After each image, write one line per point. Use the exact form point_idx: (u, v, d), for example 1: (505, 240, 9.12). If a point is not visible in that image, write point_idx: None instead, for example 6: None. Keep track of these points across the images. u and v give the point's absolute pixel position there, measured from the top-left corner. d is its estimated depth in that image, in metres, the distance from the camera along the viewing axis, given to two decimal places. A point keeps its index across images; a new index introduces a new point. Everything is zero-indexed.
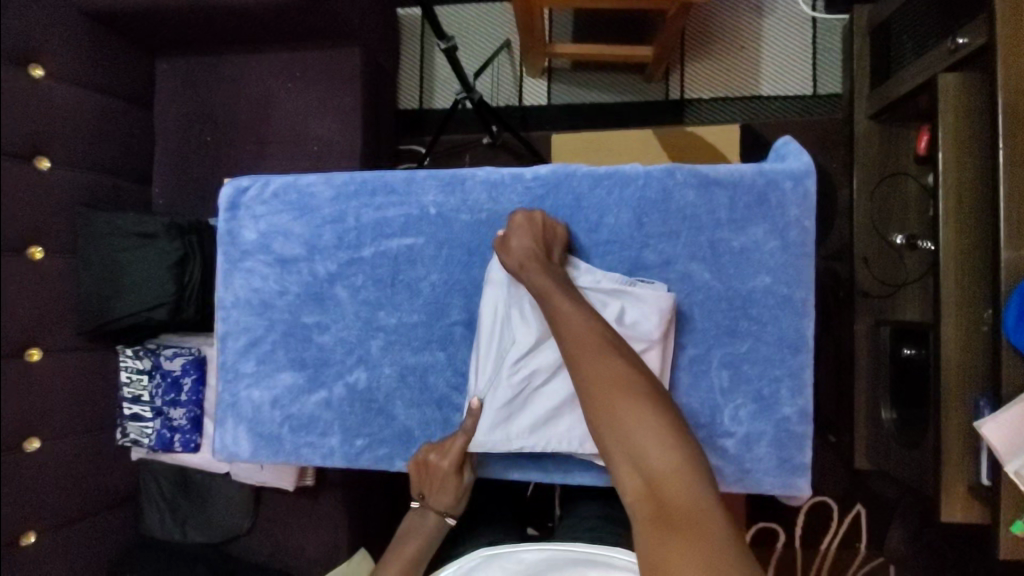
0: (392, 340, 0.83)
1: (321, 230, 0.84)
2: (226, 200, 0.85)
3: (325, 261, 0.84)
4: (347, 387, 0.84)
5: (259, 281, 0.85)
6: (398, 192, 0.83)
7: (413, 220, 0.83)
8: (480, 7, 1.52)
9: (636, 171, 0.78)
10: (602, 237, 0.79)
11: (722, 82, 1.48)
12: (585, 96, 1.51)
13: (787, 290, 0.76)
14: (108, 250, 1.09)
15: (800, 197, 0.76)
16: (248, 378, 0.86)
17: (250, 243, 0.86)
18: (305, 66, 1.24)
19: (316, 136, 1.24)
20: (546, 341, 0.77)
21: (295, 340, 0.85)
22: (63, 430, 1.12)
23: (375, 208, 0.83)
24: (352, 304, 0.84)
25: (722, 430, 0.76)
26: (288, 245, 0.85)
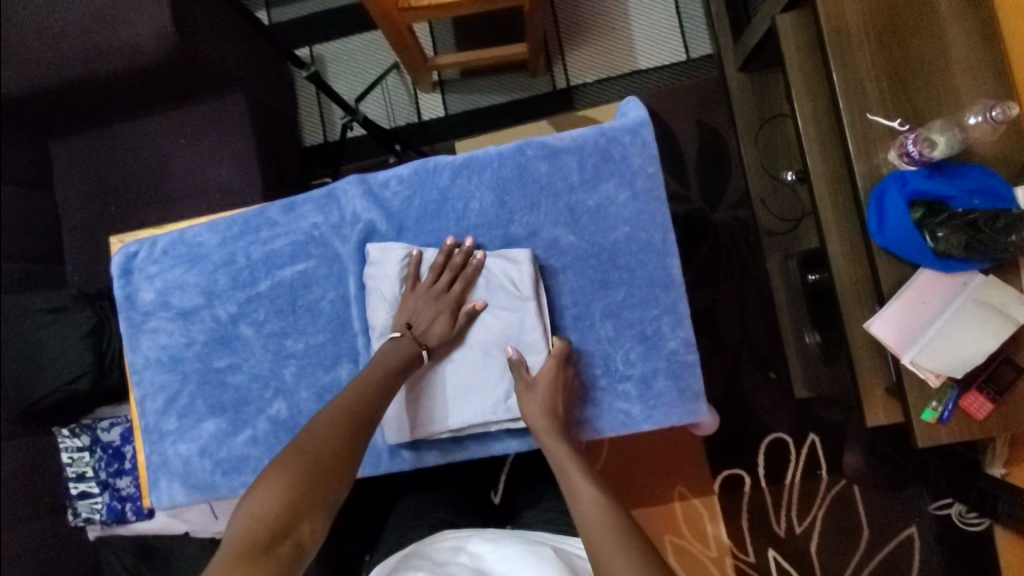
0: (303, 364, 0.90)
1: (216, 276, 0.92)
2: (119, 267, 0.94)
3: (224, 304, 0.92)
4: (269, 419, 0.90)
5: (165, 338, 0.93)
6: (281, 224, 0.91)
7: (301, 245, 0.91)
8: (363, 36, 1.58)
9: (490, 155, 0.87)
10: (471, 222, 0.88)
11: (602, 64, 1.56)
12: (478, 100, 1.58)
13: (646, 234, 0.86)
14: (24, 332, 1.09)
15: (639, 146, 0.86)
16: (173, 434, 0.92)
17: (149, 303, 0.93)
18: (194, 119, 1.28)
19: (216, 183, 1.27)
20: None
21: (210, 383, 0.92)
22: (14, 518, 1.14)
23: (261, 244, 0.91)
24: (258, 339, 0.91)
25: (621, 375, 0.86)
26: (186, 296, 0.93)
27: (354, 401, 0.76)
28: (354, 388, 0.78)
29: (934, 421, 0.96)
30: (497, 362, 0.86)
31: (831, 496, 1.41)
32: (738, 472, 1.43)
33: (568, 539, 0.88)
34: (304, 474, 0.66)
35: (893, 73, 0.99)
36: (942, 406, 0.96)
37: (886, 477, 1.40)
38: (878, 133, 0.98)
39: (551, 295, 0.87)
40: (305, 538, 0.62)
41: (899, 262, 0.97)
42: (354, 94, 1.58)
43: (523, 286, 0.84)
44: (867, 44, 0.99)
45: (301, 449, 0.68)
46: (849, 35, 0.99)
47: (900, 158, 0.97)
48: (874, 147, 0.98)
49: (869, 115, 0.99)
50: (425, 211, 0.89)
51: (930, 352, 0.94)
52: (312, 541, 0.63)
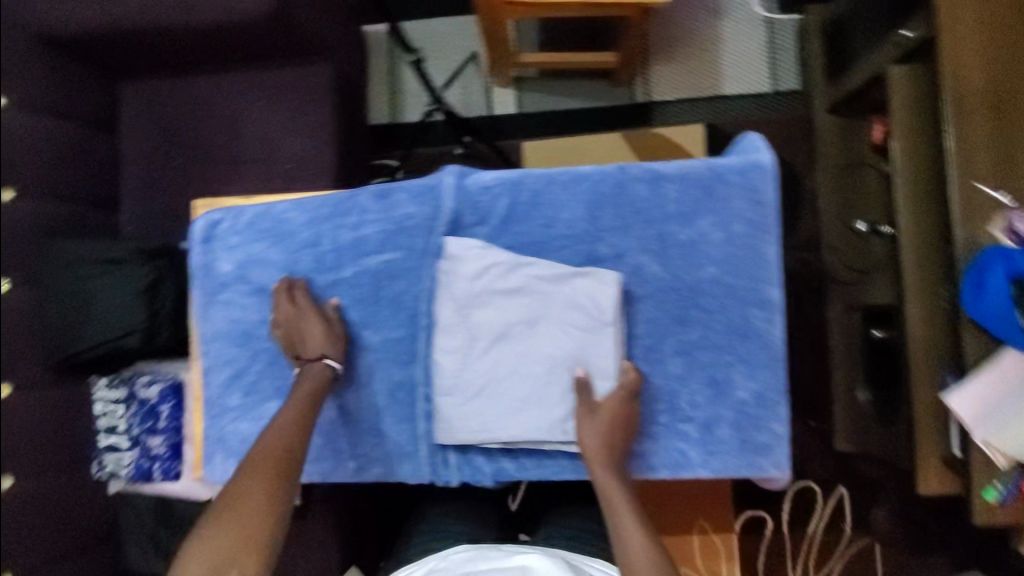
0: (377, 358, 0.87)
1: (298, 256, 0.90)
2: (201, 234, 0.92)
3: (303, 285, 0.90)
4: (336, 410, 0.87)
5: (239, 311, 0.91)
6: (372, 211, 0.87)
7: (391, 234, 0.87)
8: (445, 19, 1.55)
9: (589, 168, 0.79)
10: (558, 232, 0.79)
11: (686, 85, 1.53)
12: (552, 104, 1.56)
13: (733, 280, 0.77)
14: (74, 278, 1.05)
15: (747, 191, 0.77)
16: (233, 411, 0.91)
17: (227, 275, 0.92)
18: (273, 83, 1.25)
19: (288, 153, 1.24)
20: (501, 336, 0.76)
21: (277, 365, 0.90)
22: (33, 467, 1.11)
23: (350, 228, 0.88)
24: (334, 326, 0.88)
25: (682, 416, 0.78)
26: (265, 272, 0.90)
27: (270, 455, 0.75)
28: (260, 447, 0.75)
29: (994, 501, 0.94)
30: (560, 385, 0.75)
31: (852, 552, 1.40)
32: (761, 514, 1.43)
33: (589, 560, 0.87)
34: (232, 530, 0.68)
35: (1007, 145, 0.96)
36: (1004, 488, 0.94)
37: (911, 541, 1.39)
38: (983, 204, 0.96)
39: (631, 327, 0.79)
40: None
41: (985, 337, 0.95)
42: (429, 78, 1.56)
43: (604, 311, 0.74)
44: (985, 112, 0.96)
45: (230, 508, 0.69)
46: (969, 99, 0.96)
47: (1005, 234, 0.94)
48: (977, 217, 0.96)
49: (975, 182, 0.96)
50: (509, 213, 0.81)
51: (1006, 435, 0.92)
52: None
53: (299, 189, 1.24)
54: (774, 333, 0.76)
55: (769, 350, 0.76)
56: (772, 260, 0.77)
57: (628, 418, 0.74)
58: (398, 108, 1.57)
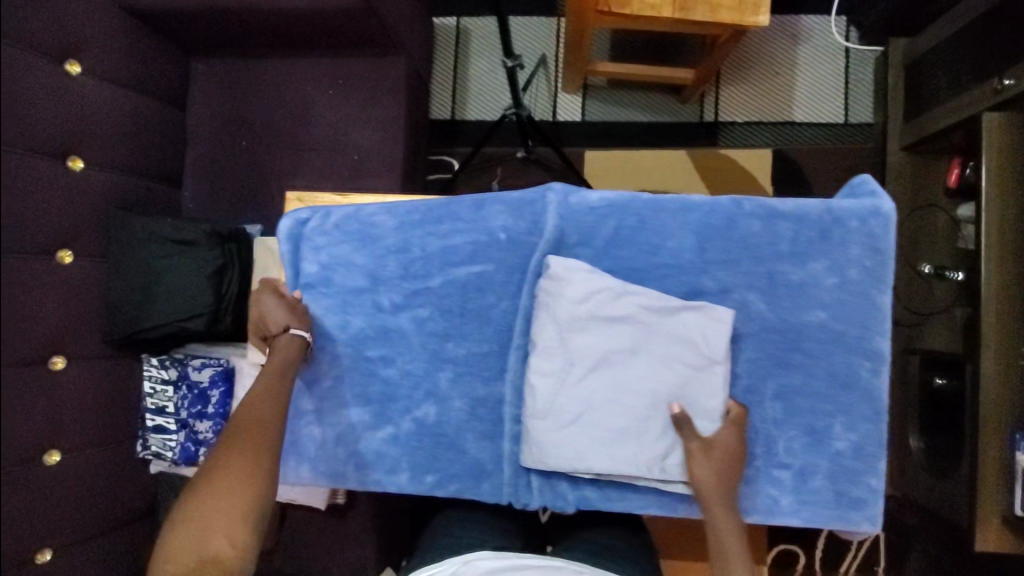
0: (460, 372, 0.88)
1: (386, 260, 0.89)
2: (288, 232, 0.91)
3: (390, 291, 0.89)
4: (415, 422, 0.88)
5: (319, 313, 0.90)
6: (467, 222, 0.87)
7: (482, 247, 0.86)
8: (517, 20, 1.53)
9: (701, 199, 0.80)
10: (661, 261, 0.80)
11: (758, 108, 1.50)
12: (619, 114, 1.52)
13: (842, 328, 0.78)
14: (144, 256, 1.05)
15: (864, 236, 0.77)
16: (308, 415, 0.90)
17: (312, 276, 0.91)
18: (349, 73, 1.22)
19: (358, 145, 1.22)
20: (602, 363, 0.77)
21: (358, 371, 0.89)
22: (84, 442, 1.08)
23: (441, 236, 0.87)
24: (418, 335, 0.89)
25: (778, 461, 0.79)
26: (350, 275, 0.90)
27: (247, 429, 0.78)
28: (240, 420, 0.78)
29: None
30: (659, 418, 0.76)
31: None
32: (794, 549, 1.41)
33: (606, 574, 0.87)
34: (222, 501, 0.72)
35: None
36: None
37: None
38: None
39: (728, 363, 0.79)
40: (222, 545, 0.70)
41: None
42: (494, 77, 1.54)
43: (713, 349, 0.76)
44: None
45: (211, 478, 0.73)
46: None
47: None
48: None
49: None
50: (616, 238, 0.82)
51: None
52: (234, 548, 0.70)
53: (367, 183, 1.22)
54: (879, 383, 0.78)
55: (873, 403, 0.77)
56: (884, 307, 0.77)
57: (729, 456, 0.75)
58: (461, 105, 1.55)
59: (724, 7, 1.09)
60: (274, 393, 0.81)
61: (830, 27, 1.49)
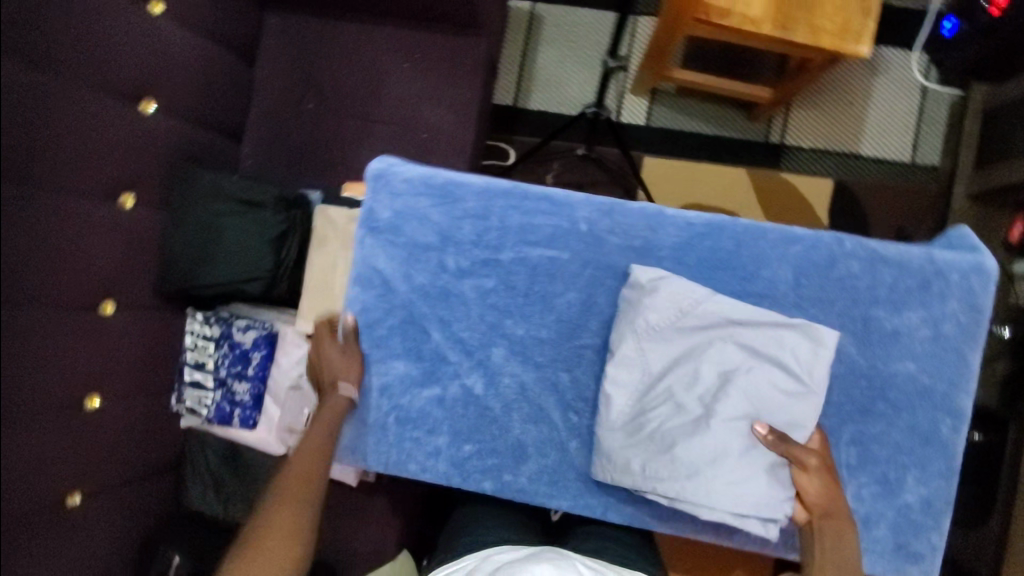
0: (516, 349, 0.86)
1: (461, 222, 0.86)
2: (374, 173, 0.87)
3: (457, 256, 0.87)
4: (461, 389, 0.87)
5: (384, 262, 0.88)
6: (552, 203, 0.85)
7: (562, 233, 0.85)
8: (594, 13, 1.49)
9: (804, 232, 0.80)
10: (756, 288, 0.80)
11: (826, 134, 1.47)
12: (685, 122, 1.49)
13: (929, 381, 0.79)
14: (207, 211, 1.04)
15: (963, 290, 0.78)
16: (358, 363, 0.88)
17: (382, 221, 0.88)
18: (428, 48, 1.19)
19: (428, 123, 1.19)
20: (680, 371, 0.79)
21: (412, 330, 0.88)
22: (123, 391, 1.06)
23: (523, 213, 0.85)
24: (478, 305, 0.87)
25: None
26: (423, 229, 0.87)
27: (296, 482, 0.78)
28: (289, 472, 0.79)
29: None
30: (741, 437, 0.75)
31: None
32: None
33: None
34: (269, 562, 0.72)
35: None
36: None
37: None
38: None
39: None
40: None
41: None
42: (563, 68, 1.50)
43: (804, 371, 0.76)
44: None
45: (262, 537, 0.73)
46: None
47: None
48: None
49: None
50: (711, 257, 0.82)
51: None
52: None
53: (433, 162, 1.20)
54: (956, 443, 0.79)
55: (948, 460, 0.79)
56: (973, 368, 0.78)
57: (813, 493, 0.75)
58: (525, 93, 1.51)
59: (826, 33, 1.07)
60: (321, 446, 0.82)
61: (909, 63, 1.46)
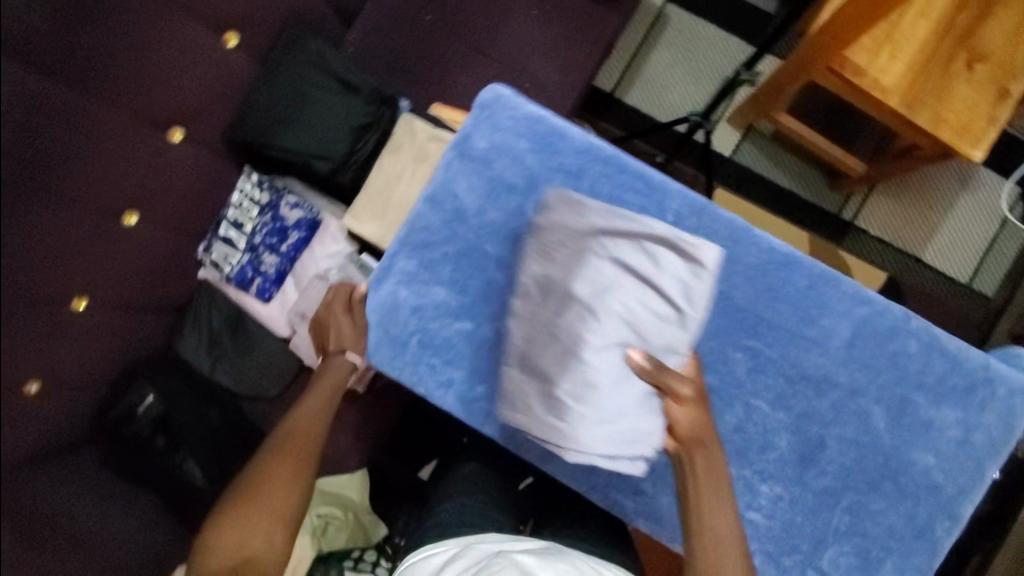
0: None
1: (552, 175, 0.87)
2: (481, 100, 0.89)
3: (535, 207, 0.87)
4: (493, 332, 0.88)
5: (462, 189, 0.89)
6: (647, 184, 0.85)
7: (647, 217, 0.84)
8: (720, 31, 1.47)
9: (879, 297, 0.79)
10: (812, 332, 0.79)
11: (896, 229, 1.46)
12: (767, 168, 1.46)
13: (941, 479, 0.79)
14: (303, 78, 1.04)
15: (1004, 406, 0.79)
16: (402, 275, 0.89)
17: (476, 150, 0.89)
18: (559, 3, 1.17)
19: (532, 76, 1.17)
20: (559, 298, 0.75)
21: (473, 263, 0.88)
22: (160, 219, 1.07)
23: (614, 185, 0.85)
24: None
25: (816, 566, 0.79)
26: (513, 170, 0.88)
27: (294, 439, 0.84)
28: (289, 430, 0.85)
29: None
30: (615, 366, 0.72)
31: None
32: None
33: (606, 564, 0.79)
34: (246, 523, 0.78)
35: None
36: None
37: None
38: None
39: (819, 448, 0.80)
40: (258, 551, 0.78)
41: None
42: (672, 73, 1.47)
43: (683, 295, 0.74)
44: None
45: (260, 487, 0.80)
46: None
47: None
48: None
49: None
50: (782, 288, 0.80)
51: None
52: (272, 548, 0.79)
53: None
54: (944, 544, 0.80)
55: (931, 559, 0.79)
56: (986, 480, 0.79)
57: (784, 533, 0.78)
58: (627, 83, 1.48)
59: (948, 126, 1.05)
60: (320, 408, 0.87)
61: (999, 190, 1.46)
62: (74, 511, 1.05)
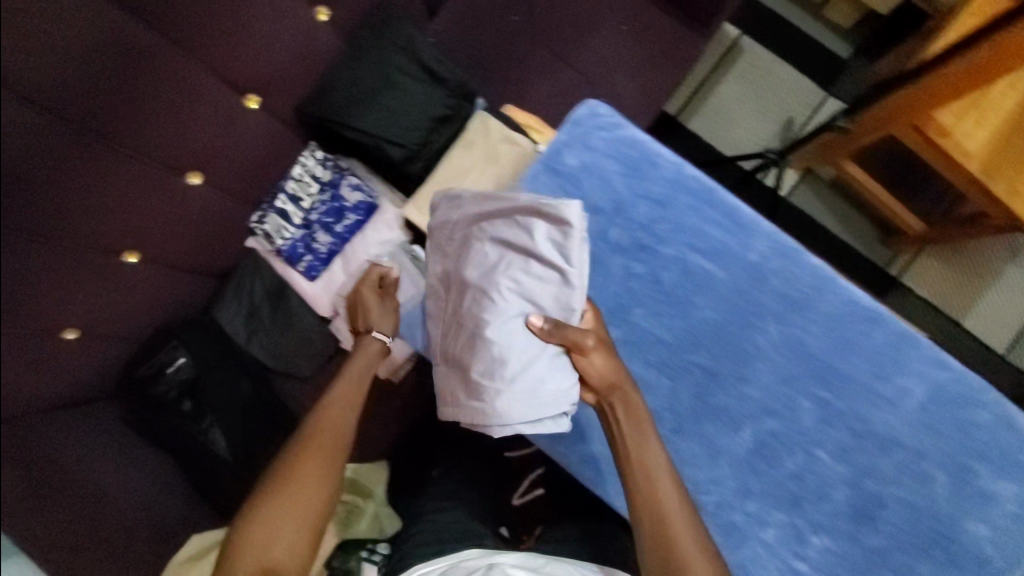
0: (628, 342, 0.85)
1: (641, 200, 0.86)
2: (577, 115, 0.89)
3: (619, 230, 0.85)
4: None
5: (547, 200, 0.88)
6: (737, 222, 0.85)
7: (732, 255, 0.84)
8: (794, 71, 1.46)
9: (956, 364, 0.80)
10: (883, 390, 0.80)
11: (944, 292, 1.43)
12: (823, 215, 1.46)
13: (993, 556, 0.77)
14: (389, 62, 1.03)
15: None
16: None
17: (565, 164, 0.88)
18: (644, 22, 1.18)
19: (614, 89, 1.17)
20: (462, 286, 0.82)
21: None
22: (222, 184, 1.06)
23: (703, 218, 0.85)
24: (617, 283, 0.85)
25: None
26: (602, 189, 0.86)
27: (321, 433, 0.87)
28: (318, 422, 0.88)
29: None
30: (518, 335, 0.77)
31: None
32: None
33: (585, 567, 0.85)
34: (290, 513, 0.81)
35: None
36: None
37: None
38: None
39: (877, 506, 0.80)
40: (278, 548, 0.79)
41: None
42: (739, 104, 1.47)
43: (565, 257, 0.78)
44: None
45: (287, 482, 0.82)
46: None
47: None
48: None
49: None
50: (858, 343, 0.82)
51: None
52: (293, 546, 0.80)
53: None
54: None
55: None
56: None
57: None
58: (691, 108, 1.47)
59: None
60: (346, 401, 0.91)
61: None
62: (89, 464, 1.01)
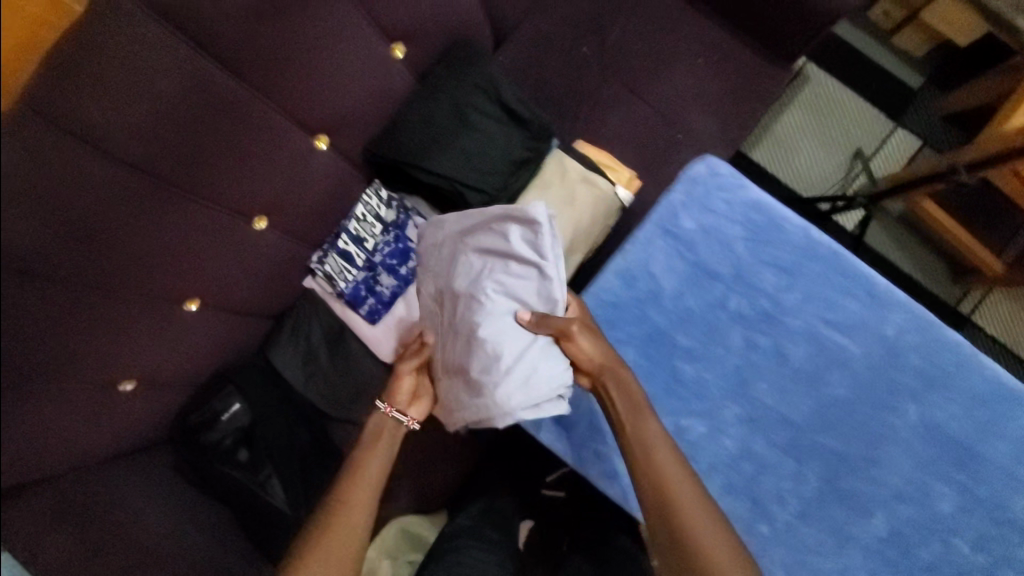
0: (751, 416, 0.83)
1: (767, 268, 0.87)
2: (694, 176, 0.89)
3: (740, 300, 0.86)
4: (673, 426, 0.83)
5: (665, 267, 0.87)
6: (871, 295, 0.85)
7: (864, 328, 0.85)
8: (862, 102, 1.42)
9: None
10: (1017, 469, 0.82)
11: (1013, 330, 1.38)
12: (895, 254, 1.42)
13: None
14: (467, 102, 0.99)
15: None
16: None
17: (686, 230, 0.88)
18: (721, 56, 1.14)
19: (688, 126, 1.11)
20: (451, 295, 0.82)
21: (659, 350, 0.85)
22: (288, 228, 1.01)
23: (834, 290, 0.86)
24: (743, 355, 0.85)
25: None
26: (725, 256, 0.87)
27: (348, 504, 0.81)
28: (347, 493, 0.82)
29: None
30: (507, 331, 0.77)
31: None
32: None
33: None
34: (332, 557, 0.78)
35: None
36: None
37: None
38: None
39: None
40: None
41: None
42: (805, 135, 1.42)
43: (541, 251, 0.77)
44: None
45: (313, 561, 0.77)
46: None
47: None
48: None
49: None
50: (994, 421, 0.83)
51: None
52: None
53: (677, 160, 1.11)
54: None
55: None
56: None
57: None
58: (755, 138, 1.42)
59: None
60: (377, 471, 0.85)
61: None
62: (145, 519, 0.92)
